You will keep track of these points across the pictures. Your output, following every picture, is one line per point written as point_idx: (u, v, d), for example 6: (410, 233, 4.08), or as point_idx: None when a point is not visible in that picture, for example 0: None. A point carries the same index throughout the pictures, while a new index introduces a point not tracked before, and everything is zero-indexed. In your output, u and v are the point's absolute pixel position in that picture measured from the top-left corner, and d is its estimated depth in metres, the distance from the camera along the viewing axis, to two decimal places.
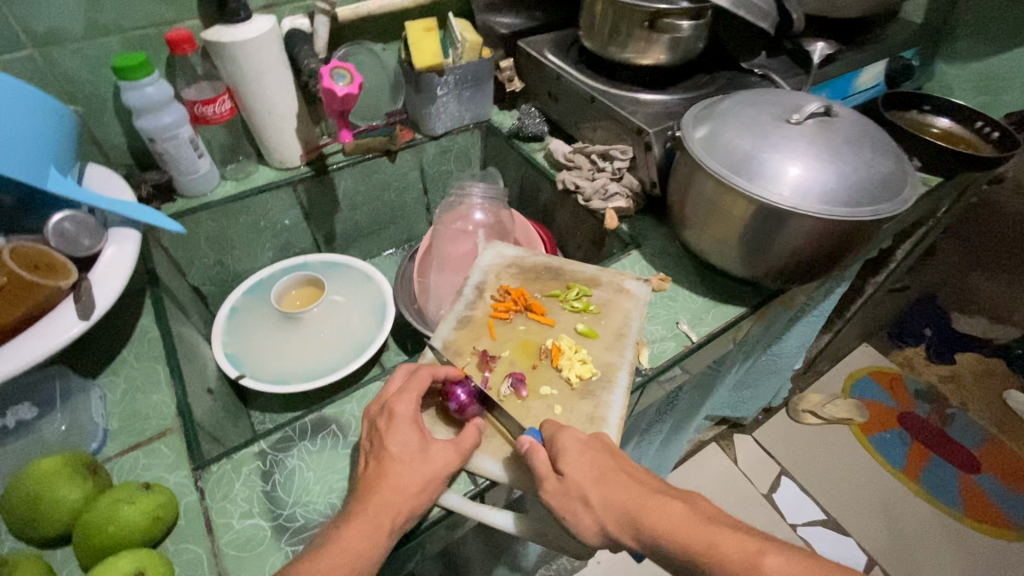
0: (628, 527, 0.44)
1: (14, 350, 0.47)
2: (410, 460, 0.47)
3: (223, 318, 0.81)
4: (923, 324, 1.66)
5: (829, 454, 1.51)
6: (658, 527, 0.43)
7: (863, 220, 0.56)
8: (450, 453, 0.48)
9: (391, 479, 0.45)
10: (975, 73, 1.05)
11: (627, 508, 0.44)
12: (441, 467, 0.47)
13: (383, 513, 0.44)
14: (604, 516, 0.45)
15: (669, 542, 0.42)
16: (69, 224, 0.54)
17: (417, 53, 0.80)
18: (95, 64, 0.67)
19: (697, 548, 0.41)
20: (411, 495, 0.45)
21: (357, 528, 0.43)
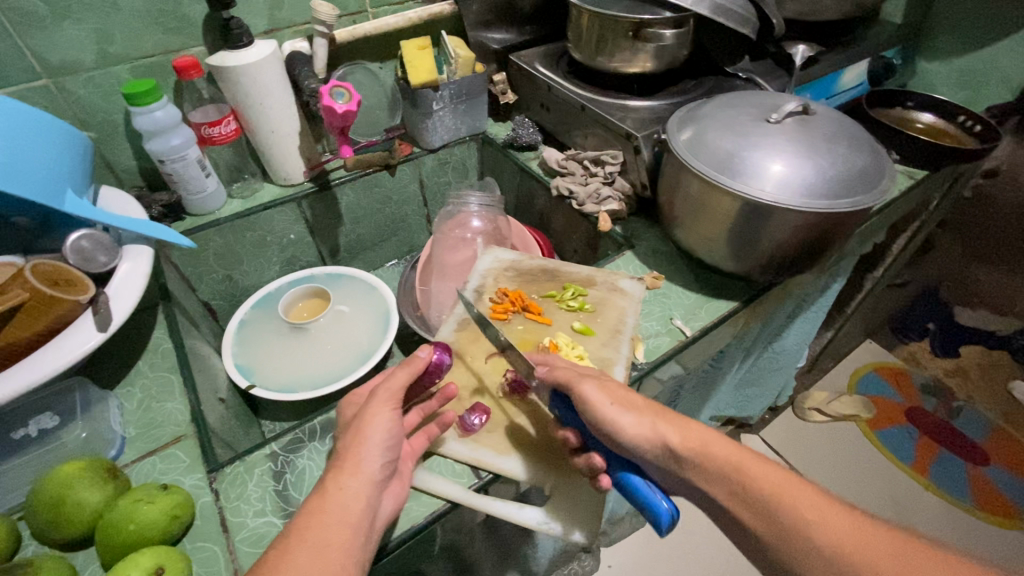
0: (677, 437, 0.48)
1: (34, 363, 0.49)
2: (350, 430, 0.49)
3: (233, 330, 0.84)
4: (925, 319, 1.66)
5: (835, 451, 1.51)
6: (706, 447, 0.47)
7: (842, 212, 0.58)
8: (379, 400, 0.50)
9: (337, 451, 0.48)
10: (954, 69, 1.07)
11: (679, 426, 0.48)
12: (375, 419, 0.49)
13: (334, 480, 0.46)
14: (653, 422, 0.49)
15: (716, 458, 0.46)
16: (85, 242, 0.56)
17: (413, 70, 0.84)
18: (106, 93, 0.71)
19: (733, 460, 0.46)
20: (356, 455, 0.47)
21: (312, 497, 0.45)
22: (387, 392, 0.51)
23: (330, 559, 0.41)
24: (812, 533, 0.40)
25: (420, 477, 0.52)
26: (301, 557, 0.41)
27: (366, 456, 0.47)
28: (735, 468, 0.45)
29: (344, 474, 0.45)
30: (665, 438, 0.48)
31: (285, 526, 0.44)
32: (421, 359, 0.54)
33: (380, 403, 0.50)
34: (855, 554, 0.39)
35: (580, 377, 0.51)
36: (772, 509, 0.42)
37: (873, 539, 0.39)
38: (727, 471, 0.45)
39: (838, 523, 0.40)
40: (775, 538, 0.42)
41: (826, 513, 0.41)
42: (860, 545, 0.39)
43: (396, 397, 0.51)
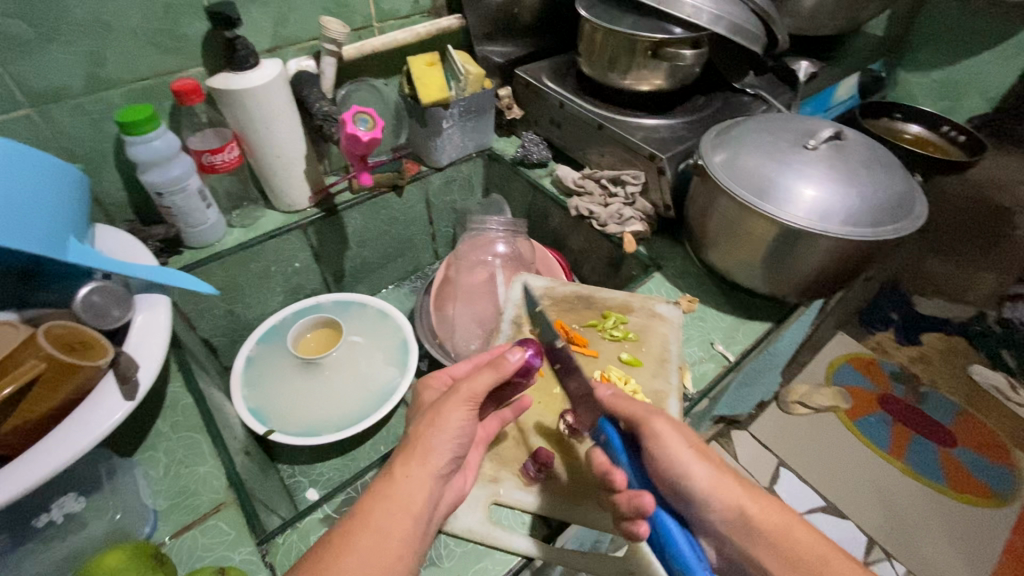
0: (753, 513, 0.47)
1: (56, 439, 0.44)
2: (423, 417, 0.49)
3: (240, 370, 0.78)
4: (890, 309, 1.69)
5: (818, 441, 1.47)
6: (782, 528, 0.46)
7: (888, 239, 0.59)
8: (460, 394, 0.49)
9: (409, 434, 0.48)
10: (936, 80, 1.21)
11: (756, 497, 0.48)
12: (451, 410, 0.48)
13: (402, 466, 0.45)
14: (729, 487, 0.47)
15: (790, 537, 0.46)
16: (96, 296, 0.51)
17: (423, 88, 0.80)
18: (95, 120, 0.64)
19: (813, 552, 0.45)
20: (425, 445, 0.47)
21: (379, 481, 0.45)
22: (467, 387, 0.49)
23: (390, 545, 0.41)
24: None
25: (488, 531, 0.50)
26: (365, 539, 0.40)
27: (434, 447, 0.47)
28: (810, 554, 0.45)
29: (413, 461, 0.45)
30: (743, 509, 0.47)
31: (351, 505, 0.44)
32: (509, 367, 0.50)
33: (459, 397, 0.49)
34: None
35: (655, 417, 0.48)
36: None
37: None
38: (807, 559, 0.45)
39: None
40: None
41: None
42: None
43: (475, 397, 0.49)
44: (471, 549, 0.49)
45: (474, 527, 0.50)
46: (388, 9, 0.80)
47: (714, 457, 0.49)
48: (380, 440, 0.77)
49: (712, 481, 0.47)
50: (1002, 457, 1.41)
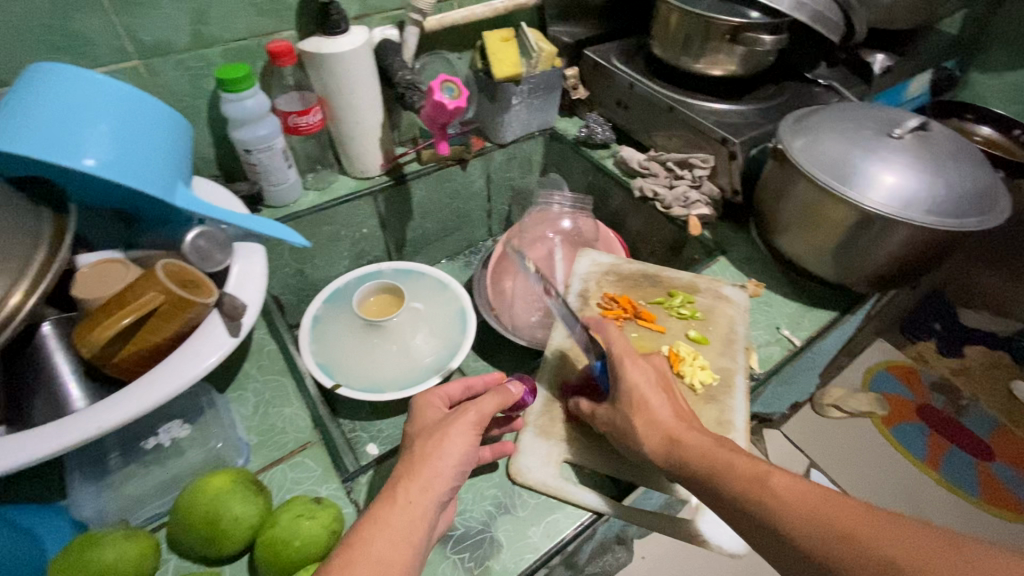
0: (662, 453, 0.47)
1: (169, 367, 0.47)
2: (423, 437, 0.48)
3: (308, 327, 0.81)
4: (931, 319, 1.59)
5: (853, 445, 1.40)
6: (690, 454, 0.46)
7: (971, 230, 0.58)
8: (465, 419, 0.48)
9: (411, 455, 0.46)
10: (1008, 82, 1.19)
11: (668, 429, 0.48)
12: (456, 434, 0.47)
13: (403, 489, 0.43)
14: (640, 425, 0.49)
15: (700, 456, 0.45)
16: (202, 241, 0.55)
17: (497, 63, 0.82)
18: (194, 77, 0.68)
19: (709, 466, 0.44)
20: (429, 467, 0.45)
21: (377, 504, 0.42)
22: (476, 412, 0.49)
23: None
24: (763, 511, 0.40)
25: (559, 486, 0.52)
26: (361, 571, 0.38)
27: (439, 473, 0.45)
28: (713, 472, 0.44)
29: (414, 486, 0.43)
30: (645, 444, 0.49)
31: (343, 536, 0.41)
32: (513, 393, 0.53)
33: (466, 421, 0.48)
34: (815, 535, 0.37)
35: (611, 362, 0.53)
36: (756, 516, 0.40)
37: (831, 528, 0.37)
38: (707, 470, 0.44)
39: (806, 502, 0.39)
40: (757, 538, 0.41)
41: (806, 497, 0.39)
42: (823, 516, 0.38)
43: (481, 422, 0.49)
44: (543, 501, 0.52)
45: (548, 481, 0.52)
46: None
47: (624, 406, 0.51)
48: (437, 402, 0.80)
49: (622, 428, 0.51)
50: None
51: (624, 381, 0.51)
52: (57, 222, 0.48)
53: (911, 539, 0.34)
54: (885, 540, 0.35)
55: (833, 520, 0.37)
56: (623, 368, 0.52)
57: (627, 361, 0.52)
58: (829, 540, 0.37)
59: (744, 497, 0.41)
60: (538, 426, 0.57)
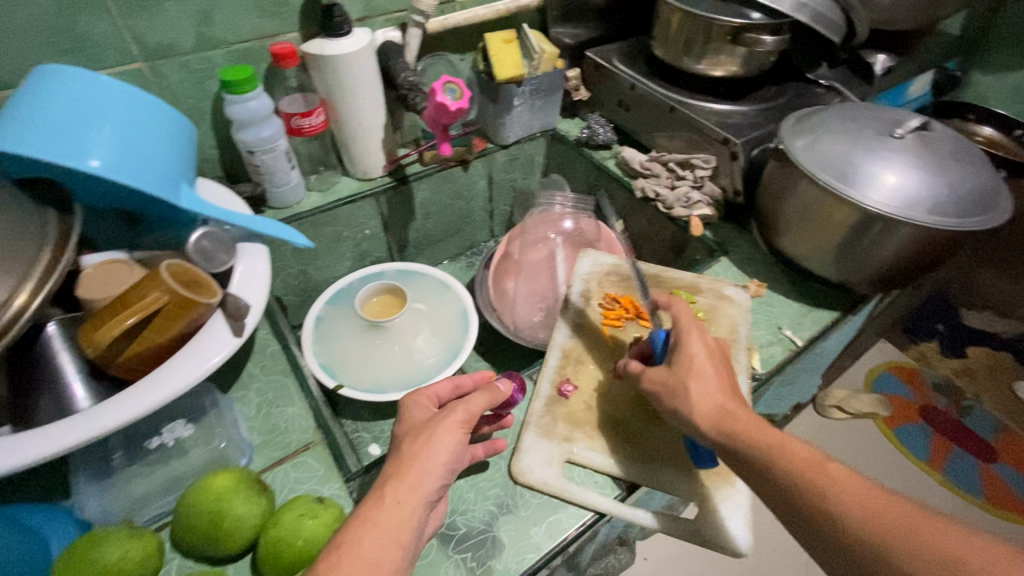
0: (713, 423, 0.47)
1: (173, 367, 0.48)
2: (412, 436, 0.48)
3: (311, 327, 0.81)
4: (935, 319, 1.59)
5: (853, 446, 1.39)
6: (743, 432, 0.46)
7: (973, 230, 0.58)
8: (453, 417, 0.49)
9: (399, 454, 0.46)
10: (1010, 83, 1.19)
11: (720, 404, 0.48)
12: (444, 434, 0.47)
13: (393, 488, 0.43)
14: (695, 392, 0.49)
15: (753, 433, 0.45)
16: (206, 242, 0.55)
17: (499, 64, 0.82)
18: (198, 78, 0.68)
19: (765, 443, 0.44)
20: (417, 467, 0.45)
21: (365, 505, 0.43)
22: (465, 411, 0.50)
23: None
24: (824, 496, 0.40)
25: (561, 486, 0.52)
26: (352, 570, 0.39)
27: (427, 472, 0.45)
28: (772, 454, 0.44)
29: (403, 486, 0.43)
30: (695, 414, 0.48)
31: (333, 536, 0.41)
32: (503, 391, 0.53)
33: (454, 419, 0.49)
34: (874, 528, 0.37)
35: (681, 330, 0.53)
36: (809, 494, 0.41)
37: (894, 525, 0.37)
38: (761, 446, 0.44)
39: (868, 498, 0.39)
40: (805, 516, 0.41)
41: (863, 489, 0.40)
42: (882, 506, 0.38)
43: (469, 420, 0.49)
44: (545, 500, 0.52)
45: (550, 480, 0.52)
46: None
47: (681, 372, 0.50)
48: None
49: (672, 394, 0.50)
50: None
51: (687, 348, 0.51)
52: (62, 223, 0.48)
53: (977, 545, 0.35)
54: (950, 543, 0.35)
55: (897, 518, 0.37)
56: (686, 338, 0.52)
57: (689, 332, 0.52)
58: (886, 530, 0.37)
59: (799, 476, 0.42)
60: (540, 425, 0.57)
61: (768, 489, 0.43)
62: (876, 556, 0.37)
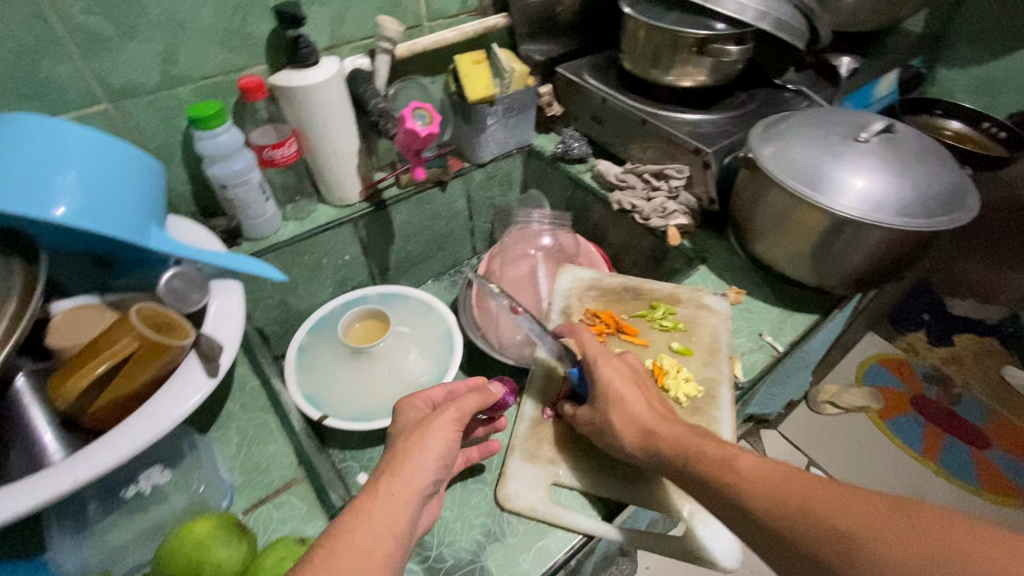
0: (639, 442, 0.49)
1: (147, 413, 0.47)
2: (406, 435, 0.49)
3: (294, 357, 0.80)
4: (920, 309, 1.55)
5: (848, 442, 1.40)
6: (666, 442, 0.48)
7: (942, 229, 0.59)
8: (446, 415, 0.50)
9: (393, 452, 0.47)
10: (974, 76, 1.22)
11: (643, 422, 0.50)
12: (437, 430, 0.48)
13: (386, 484, 0.44)
14: (620, 417, 0.51)
15: (672, 442, 0.47)
16: (177, 281, 0.55)
17: (470, 85, 0.82)
18: (166, 116, 0.68)
19: (678, 454, 0.46)
20: (410, 463, 0.46)
21: (361, 497, 0.43)
22: (458, 410, 0.50)
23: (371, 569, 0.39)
24: (729, 484, 0.42)
25: (549, 510, 0.52)
26: (346, 561, 0.39)
27: (419, 466, 0.46)
28: (686, 455, 0.46)
29: (396, 481, 0.44)
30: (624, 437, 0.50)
31: (325, 529, 0.41)
32: (495, 392, 0.53)
33: (447, 418, 0.49)
34: (785, 512, 0.38)
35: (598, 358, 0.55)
36: (727, 495, 0.42)
37: (788, 501, 0.38)
38: (679, 456, 0.46)
39: (766, 480, 0.40)
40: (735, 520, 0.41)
41: (772, 473, 0.41)
42: (789, 489, 0.39)
43: (464, 417, 0.50)
44: (533, 526, 0.51)
45: (537, 505, 0.52)
46: (438, 9, 0.83)
47: (602, 399, 0.53)
48: None
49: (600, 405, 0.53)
50: None
51: (604, 372, 0.54)
52: (28, 273, 0.47)
53: (867, 509, 0.36)
54: (843, 514, 0.36)
55: (804, 494, 0.38)
56: (601, 363, 0.54)
57: (604, 357, 0.55)
58: (797, 512, 0.38)
59: (712, 480, 0.43)
60: (525, 449, 0.56)
61: (685, 486, 0.45)
62: (774, 533, 0.38)
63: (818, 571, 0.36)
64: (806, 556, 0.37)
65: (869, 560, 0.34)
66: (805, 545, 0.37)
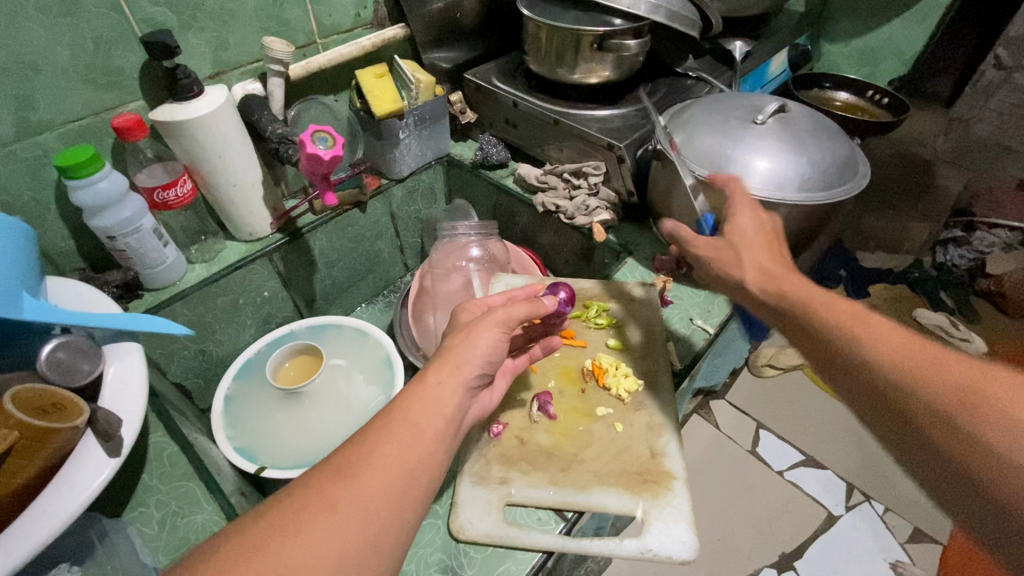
0: (756, 285, 0.52)
1: (37, 511, 0.41)
2: (455, 332, 0.52)
3: (220, 409, 0.74)
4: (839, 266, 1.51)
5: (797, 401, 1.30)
6: (789, 290, 0.50)
7: (839, 199, 0.63)
8: (494, 318, 0.52)
9: (442, 348, 0.50)
10: (856, 48, 1.33)
11: (767, 271, 0.52)
12: (484, 330, 0.51)
13: (434, 373, 0.48)
14: (748, 258, 0.54)
15: (796, 292, 0.50)
16: (62, 353, 0.49)
17: (375, 99, 0.78)
18: (31, 166, 0.61)
19: (799, 302, 0.48)
20: (457, 356, 0.49)
21: (412, 384, 0.47)
22: (504, 314, 0.53)
23: (424, 441, 0.43)
24: (857, 342, 0.42)
25: (504, 532, 0.51)
26: (401, 430, 0.42)
27: (467, 360, 0.49)
28: (815, 313, 0.47)
29: (445, 369, 0.48)
30: (746, 280, 0.52)
31: (384, 406, 0.46)
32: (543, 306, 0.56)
33: (494, 320, 0.52)
34: (893, 363, 0.40)
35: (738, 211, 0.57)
36: (835, 337, 0.44)
37: (906, 355, 0.40)
38: (797, 303, 0.48)
39: (885, 337, 0.42)
40: (838, 360, 0.44)
41: (887, 332, 0.43)
42: (905, 345, 0.41)
43: (510, 320, 0.53)
44: (491, 552, 0.51)
45: (492, 530, 0.51)
46: (330, 24, 0.80)
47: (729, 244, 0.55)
48: None
49: (726, 266, 0.55)
50: None
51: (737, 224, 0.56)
52: None
53: (991, 375, 0.37)
54: (958, 372, 0.38)
55: (919, 352, 0.40)
56: (738, 214, 0.57)
57: (741, 210, 0.57)
58: (908, 363, 0.40)
59: (829, 326, 0.45)
60: (474, 472, 0.55)
61: (800, 338, 0.47)
62: (890, 382, 0.40)
63: (917, 411, 0.38)
64: (913, 403, 0.38)
65: (983, 412, 0.35)
66: (914, 393, 0.38)
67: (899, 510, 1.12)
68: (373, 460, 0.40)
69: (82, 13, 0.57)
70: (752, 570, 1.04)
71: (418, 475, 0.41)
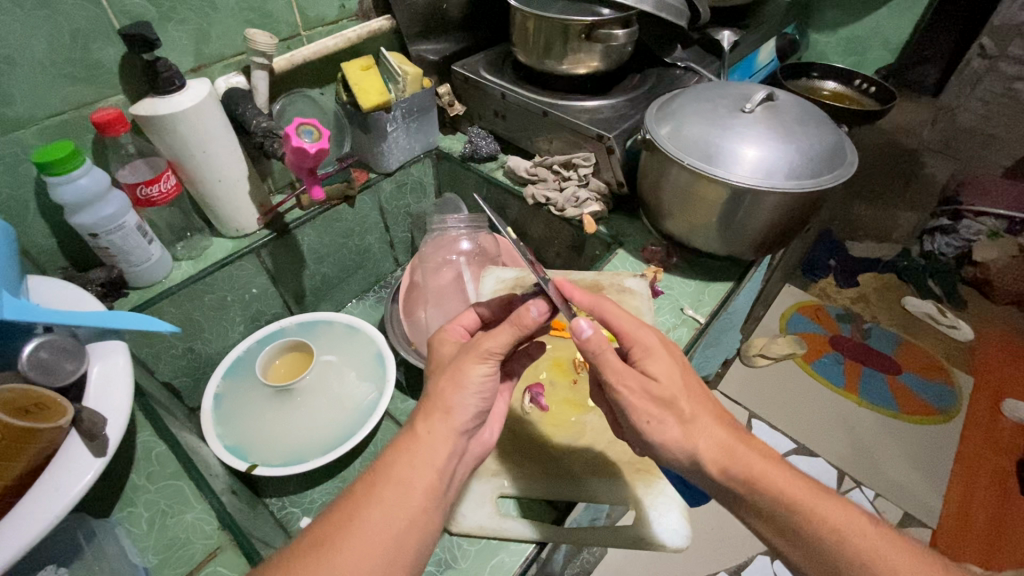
0: (677, 434, 0.46)
1: (19, 513, 0.40)
2: (441, 373, 0.49)
3: (209, 408, 0.73)
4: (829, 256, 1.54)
5: (793, 394, 1.29)
6: (707, 446, 0.45)
7: (827, 187, 0.63)
8: (477, 350, 0.48)
9: (427, 394, 0.47)
10: (842, 38, 1.32)
11: (681, 414, 0.46)
12: (472, 364, 0.47)
13: (424, 423, 0.46)
14: (655, 400, 0.46)
15: (716, 444, 0.45)
16: (44, 352, 0.48)
17: (362, 92, 0.77)
18: (9, 163, 0.59)
19: (720, 458, 0.45)
20: (446, 400, 0.46)
21: (403, 437, 0.45)
22: (483, 344, 0.47)
23: (412, 500, 0.42)
24: (777, 503, 0.42)
25: (496, 525, 0.51)
26: (387, 493, 0.42)
27: (459, 403, 0.46)
28: (755, 476, 0.44)
29: (435, 418, 0.45)
30: (665, 432, 0.45)
31: (374, 462, 0.44)
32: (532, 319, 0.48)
33: (478, 351, 0.47)
34: (808, 529, 0.41)
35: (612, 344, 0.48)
36: (759, 494, 0.43)
37: (822, 524, 0.41)
38: (717, 459, 0.45)
39: (795, 498, 0.42)
40: (760, 513, 0.43)
41: (796, 487, 0.43)
42: (816, 511, 0.42)
43: (497, 351, 0.48)
44: (483, 544, 0.51)
45: (485, 522, 0.51)
46: (315, 16, 0.79)
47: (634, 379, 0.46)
48: (369, 454, 0.76)
49: (669, 434, 0.45)
50: (943, 377, 1.32)
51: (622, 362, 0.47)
52: None
53: (888, 545, 0.40)
54: (862, 539, 0.40)
55: (824, 511, 0.42)
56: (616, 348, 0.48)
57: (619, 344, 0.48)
58: (825, 534, 0.41)
59: (751, 485, 0.44)
60: None
61: (739, 500, 0.44)
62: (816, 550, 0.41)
63: None
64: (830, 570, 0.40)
65: None
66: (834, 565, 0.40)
67: (889, 496, 1.12)
68: (354, 530, 0.40)
69: (58, 6, 0.56)
70: (747, 556, 1.05)
71: (406, 539, 0.40)
